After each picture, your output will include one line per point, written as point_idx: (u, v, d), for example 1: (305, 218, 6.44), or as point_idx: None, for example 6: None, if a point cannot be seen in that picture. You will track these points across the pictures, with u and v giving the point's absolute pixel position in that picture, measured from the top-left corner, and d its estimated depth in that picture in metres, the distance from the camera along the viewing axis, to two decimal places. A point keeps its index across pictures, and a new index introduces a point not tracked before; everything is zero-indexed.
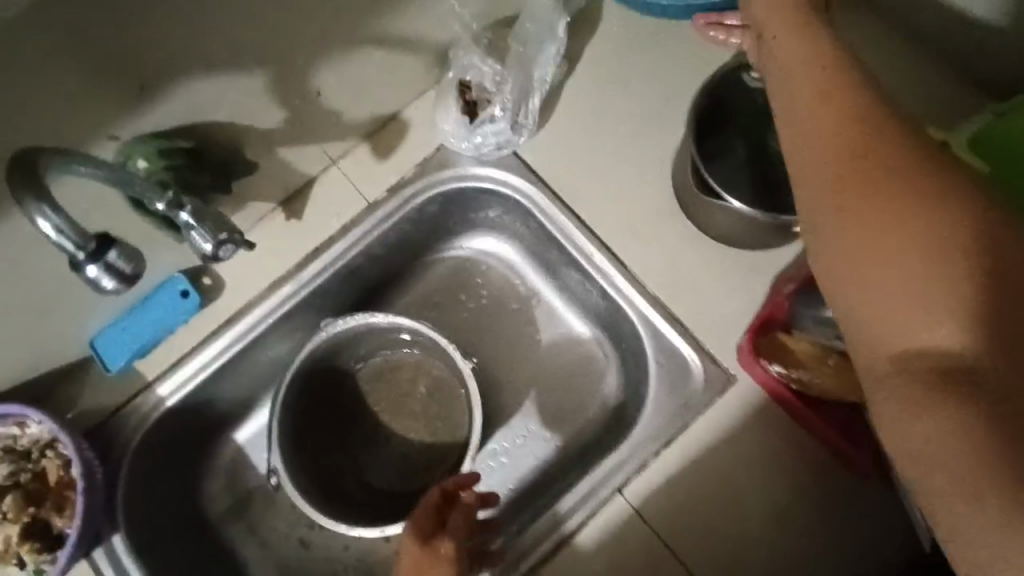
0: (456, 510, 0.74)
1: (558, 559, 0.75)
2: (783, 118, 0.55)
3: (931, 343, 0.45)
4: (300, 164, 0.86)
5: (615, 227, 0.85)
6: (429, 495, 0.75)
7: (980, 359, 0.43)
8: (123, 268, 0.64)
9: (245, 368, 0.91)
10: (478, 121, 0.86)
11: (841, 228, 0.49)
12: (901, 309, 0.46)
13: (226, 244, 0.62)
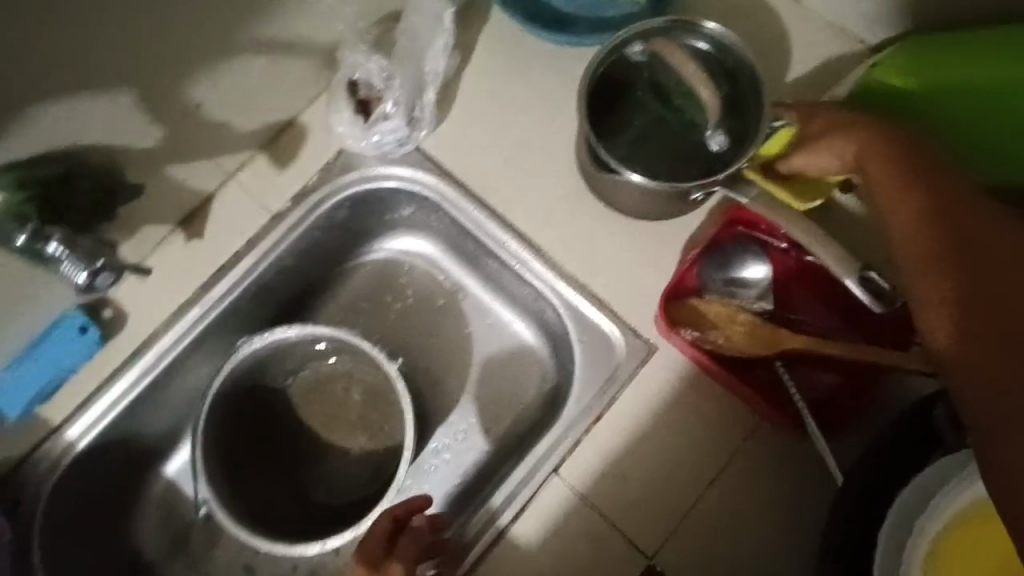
0: (407, 538, 0.72)
1: (505, 543, 0.75)
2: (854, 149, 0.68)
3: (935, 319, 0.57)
4: (192, 181, 0.82)
5: (526, 213, 0.85)
6: (380, 522, 0.73)
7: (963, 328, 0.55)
8: None
9: (162, 398, 0.87)
10: (373, 120, 0.84)
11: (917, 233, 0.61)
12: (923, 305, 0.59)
13: (99, 272, 0.70)
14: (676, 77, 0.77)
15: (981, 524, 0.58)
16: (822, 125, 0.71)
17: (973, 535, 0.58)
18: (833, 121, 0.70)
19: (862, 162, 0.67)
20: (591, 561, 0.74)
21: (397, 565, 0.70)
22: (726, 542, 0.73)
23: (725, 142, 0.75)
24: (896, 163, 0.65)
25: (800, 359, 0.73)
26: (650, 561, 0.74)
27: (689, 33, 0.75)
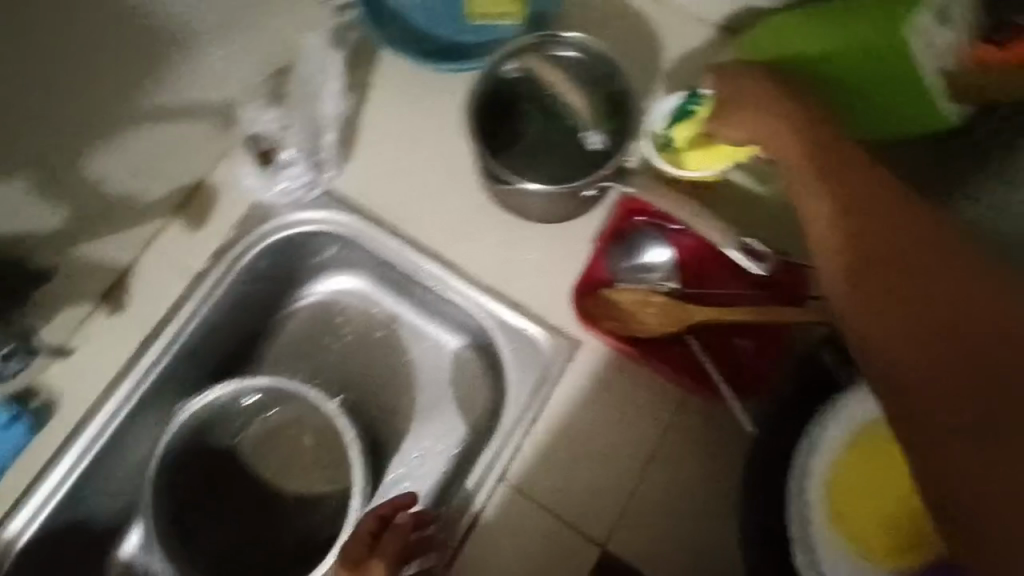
0: (391, 534, 0.73)
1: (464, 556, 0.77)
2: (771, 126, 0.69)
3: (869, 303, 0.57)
4: (104, 255, 0.83)
5: (440, 235, 0.89)
6: (368, 521, 0.75)
7: (902, 314, 0.55)
8: None
9: (108, 474, 0.86)
10: (275, 168, 0.89)
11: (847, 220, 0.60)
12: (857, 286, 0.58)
13: (8, 359, 0.78)
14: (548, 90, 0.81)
15: (865, 448, 0.63)
16: (734, 95, 0.73)
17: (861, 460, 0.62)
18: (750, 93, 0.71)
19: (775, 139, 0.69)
20: (548, 559, 0.76)
21: (380, 563, 0.72)
22: (673, 517, 0.76)
23: (603, 140, 0.80)
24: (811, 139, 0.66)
25: (706, 329, 0.78)
26: (603, 548, 0.76)
27: (553, 45, 0.80)
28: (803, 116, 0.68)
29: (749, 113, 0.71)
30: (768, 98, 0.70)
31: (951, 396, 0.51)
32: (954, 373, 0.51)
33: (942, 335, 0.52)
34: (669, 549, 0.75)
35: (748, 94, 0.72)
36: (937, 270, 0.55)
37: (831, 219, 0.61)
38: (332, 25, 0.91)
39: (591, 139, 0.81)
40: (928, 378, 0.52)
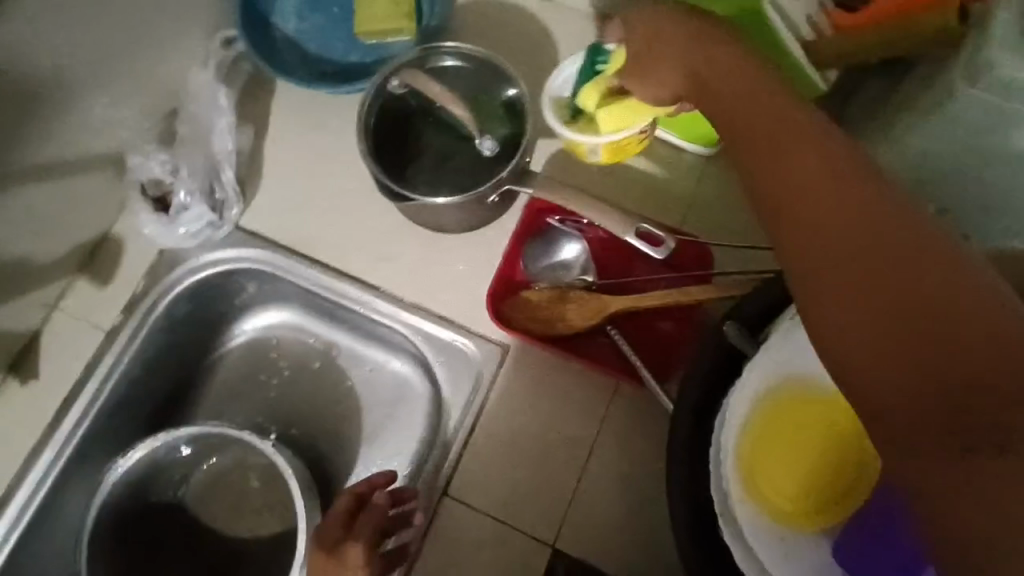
0: (368, 513, 0.70)
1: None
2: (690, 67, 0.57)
3: (810, 269, 0.42)
4: (9, 324, 0.81)
5: (357, 258, 0.88)
6: (342, 500, 0.71)
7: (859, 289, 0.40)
8: None
9: (43, 548, 0.83)
10: (173, 212, 0.85)
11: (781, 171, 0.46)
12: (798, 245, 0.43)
13: None
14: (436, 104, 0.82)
15: (780, 408, 0.62)
16: (646, 40, 0.61)
17: (776, 423, 0.62)
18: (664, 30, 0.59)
19: (697, 81, 0.56)
20: (499, 566, 0.76)
21: (355, 546, 0.68)
22: (618, 507, 0.77)
23: (492, 145, 0.79)
24: (736, 79, 0.53)
25: (625, 317, 0.80)
26: (553, 548, 0.76)
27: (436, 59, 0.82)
28: (719, 55, 0.55)
29: (664, 56, 0.59)
30: (681, 36, 0.58)
31: (913, 393, 0.37)
32: (905, 362, 0.38)
33: (913, 322, 0.38)
34: (617, 538, 0.76)
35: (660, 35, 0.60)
36: (901, 238, 0.40)
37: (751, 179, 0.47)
38: (220, 61, 0.90)
39: (484, 145, 0.80)
40: (883, 383, 0.38)
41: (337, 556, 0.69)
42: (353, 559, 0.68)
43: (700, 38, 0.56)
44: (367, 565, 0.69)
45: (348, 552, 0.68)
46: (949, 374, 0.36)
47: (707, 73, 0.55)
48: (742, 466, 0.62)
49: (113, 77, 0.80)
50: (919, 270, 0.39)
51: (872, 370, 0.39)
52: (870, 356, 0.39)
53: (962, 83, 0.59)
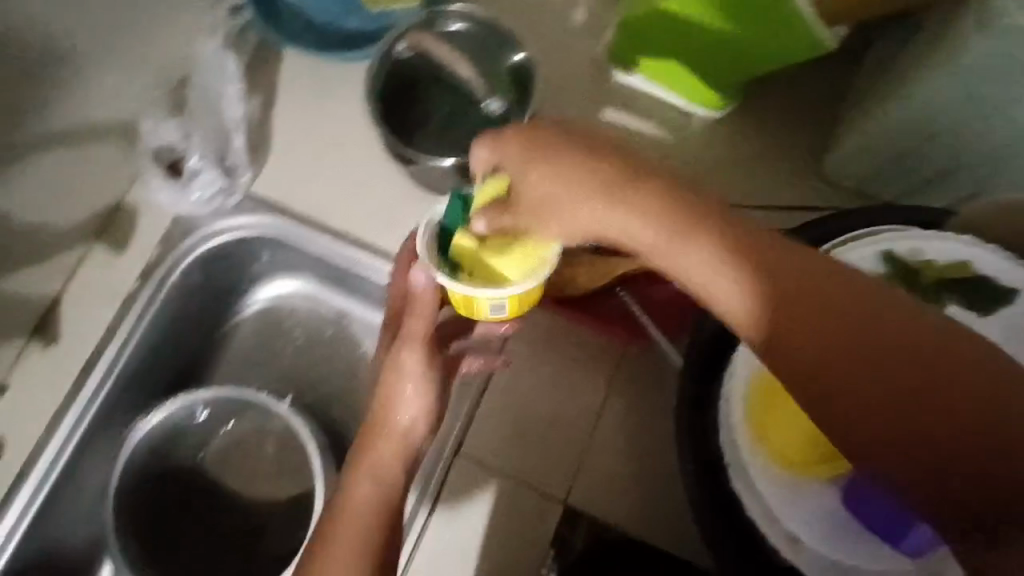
0: (412, 306, 0.70)
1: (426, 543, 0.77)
2: (594, 214, 0.58)
3: (811, 353, 0.48)
4: (27, 289, 0.82)
5: (368, 225, 0.89)
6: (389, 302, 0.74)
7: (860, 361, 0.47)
8: None
9: (67, 507, 0.86)
10: (186, 179, 0.87)
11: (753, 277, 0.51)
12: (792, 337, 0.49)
13: None
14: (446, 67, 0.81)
15: None
16: (537, 184, 0.61)
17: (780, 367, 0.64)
18: (554, 176, 0.60)
19: (609, 227, 0.58)
20: (513, 526, 0.77)
21: (408, 346, 0.70)
22: (628, 466, 0.78)
23: (502, 105, 0.80)
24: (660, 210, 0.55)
25: (636, 279, 0.79)
26: (566, 503, 0.78)
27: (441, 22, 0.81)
28: (628, 194, 0.56)
29: (561, 204, 0.60)
30: (572, 184, 0.59)
31: (929, 432, 0.45)
32: (917, 412, 0.45)
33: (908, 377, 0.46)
34: (627, 496, 0.77)
35: (553, 172, 0.60)
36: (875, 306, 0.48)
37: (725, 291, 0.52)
38: (229, 30, 0.90)
39: (491, 106, 0.81)
40: (907, 434, 0.45)
41: (392, 357, 0.70)
42: (409, 362, 0.69)
43: (599, 176, 0.58)
44: (425, 368, 0.70)
45: (401, 353, 0.69)
46: (944, 393, 0.45)
47: (617, 222, 0.57)
48: (752, 417, 0.63)
49: (126, 44, 0.81)
50: (898, 331, 0.47)
51: (891, 424, 0.46)
52: (884, 415, 0.46)
53: (973, 34, 0.61)
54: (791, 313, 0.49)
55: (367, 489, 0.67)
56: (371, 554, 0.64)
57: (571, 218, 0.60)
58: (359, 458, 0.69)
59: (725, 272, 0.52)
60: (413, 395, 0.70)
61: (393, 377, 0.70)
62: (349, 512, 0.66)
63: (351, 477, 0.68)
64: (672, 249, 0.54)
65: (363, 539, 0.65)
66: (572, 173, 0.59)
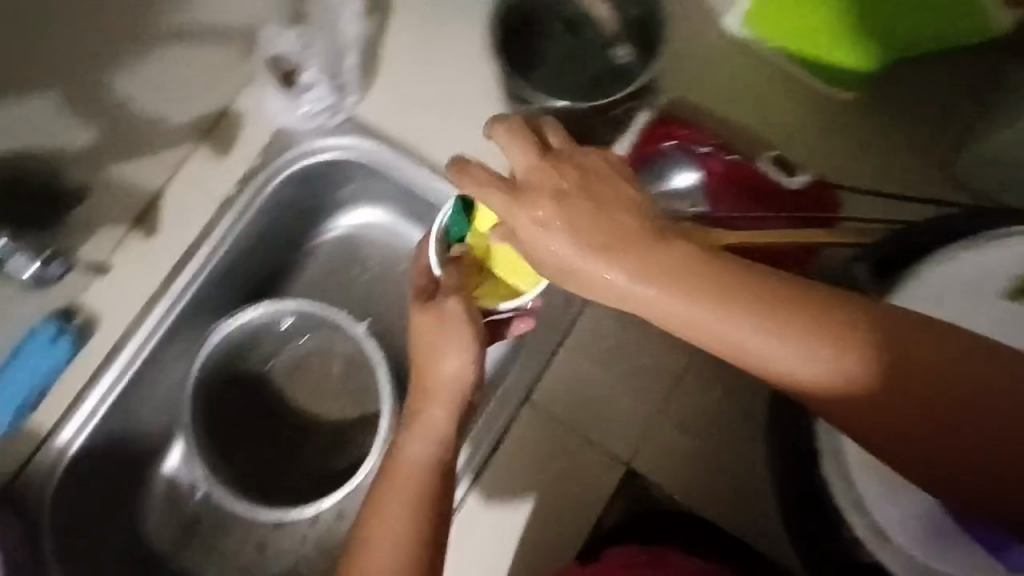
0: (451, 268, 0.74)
1: (490, 477, 0.78)
2: (624, 285, 0.54)
3: (853, 394, 0.54)
4: (136, 178, 0.85)
5: (463, 162, 0.89)
6: (417, 279, 0.75)
7: (889, 386, 0.53)
8: None
9: (146, 393, 0.90)
10: (297, 90, 0.89)
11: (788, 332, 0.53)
12: (834, 385, 0.54)
13: (50, 262, 0.72)
14: (574, 7, 0.80)
15: None
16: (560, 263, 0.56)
17: None
18: (577, 250, 0.55)
19: (646, 299, 0.54)
20: (570, 477, 0.79)
21: (451, 296, 0.71)
22: (691, 436, 0.79)
23: (629, 53, 0.77)
24: (683, 276, 0.53)
25: None
26: (627, 466, 0.79)
27: None
28: (654, 256, 0.54)
29: (598, 284, 0.55)
30: (598, 257, 0.54)
31: (945, 436, 0.54)
32: (933, 423, 0.54)
33: (923, 389, 0.53)
34: (679, 466, 0.79)
35: (566, 239, 0.55)
36: (890, 330, 0.54)
37: (770, 352, 0.53)
38: None
39: (619, 53, 0.78)
40: (928, 444, 0.54)
41: (437, 309, 0.70)
42: (453, 313, 0.70)
43: (615, 245, 0.54)
44: (466, 319, 0.70)
45: (447, 305, 0.70)
46: (945, 394, 0.53)
47: (654, 294, 0.54)
48: None
49: None
50: (908, 350, 0.54)
51: (913, 437, 0.54)
52: (910, 428, 0.54)
53: None
54: (826, 361, 0.53)
55: (419, 440, 0.69)
56: (431, 514, 0.66)
57: (602, 288, 0.55)
58: (411, 410, 0.70)
59: (764, 334, 0.53)
60: (457, 346, 0.69)
61: (435, 328, 0.70)
62: (405, 460, 0.68)
63: (405, 427, 0.70)
64: (712, 321, 0.53)
65: (420, 485, 0.66)
66: (585, 234, 0.55)
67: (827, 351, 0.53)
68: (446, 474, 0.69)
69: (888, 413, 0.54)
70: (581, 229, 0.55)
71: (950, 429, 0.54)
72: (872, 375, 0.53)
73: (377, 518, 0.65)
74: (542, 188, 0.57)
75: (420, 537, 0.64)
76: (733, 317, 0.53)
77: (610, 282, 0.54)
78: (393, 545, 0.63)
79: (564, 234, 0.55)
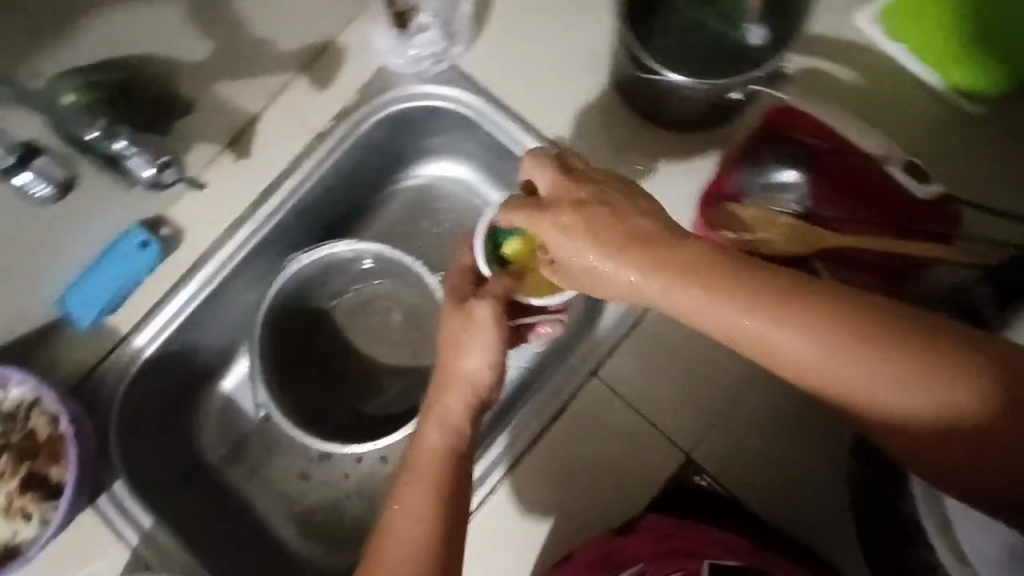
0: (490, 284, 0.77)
1: (530, 460, 0.80)
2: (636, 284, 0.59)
3: (876, 399, 0.52)
4: (238, 99, 0.85)
5: (560, 128, 0.87)
6: (459, 282, 0.79)
7: (914, 396, 0.51)
8: (57, 174, 0.66)
9: (217, 312, 0.92)
10: (410, 32, 0.89)
11: (797, 333, 0.53)
12: (849, 388, 0.52)
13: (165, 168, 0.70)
14: None
15: None
16: (580, 270, 0.64)
17: None
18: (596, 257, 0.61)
19: (657, 296, 0.58)
20: (624, 458, 0.79)
21: (487, 304, 0.73)
22: (754, 437, 0.79)
23: (763, 36, 0.74)
24: (689, 277, 0.56)
25: (839, 259, 0.74)
26: (687, 456, 0.79)
27: None
28: (665, 260, 0.57)
29: (611, 285, 0.63)
30: (610, 265, 0.61)
31: (975, 451, 0.51)
32: (961, 438, 0.51)
33: (952, 402, 0.50)
34: (736, 462, 0.78)
35: (589, 244, 0.61)
36: (920, 337, 0.50)
37: (776, 352, 0.54)
38: None
39: (750, 36, 0.75)
40: (957, 458, 0.51)
41: (465, 314, 0.73)
42: (482, 316, 0.72)
43: (627, 250, 0.59)
44: (495, 321, 0.72)
45: (475, 308, 0.72)
46: (979, 408, 0.50)
47: (667, 299, 0.58)
48: None
49: None
50: (940, 359, 0.50)
51: (939, 449, 0.52)
52: (936, 440, 0.51)
53: None
54: (842, 365, 0.52)
55: (434, 430, 0.70)
56: (446, 502, 0.65)
57: (619, 290, 0.62)
58: (427, 406, 0.71)
59: (771, 335, 0.54)
60: (482, 347, 0.71)
61: (463, 330, 0.72)
62: (422, 451, 0.69)
63: (423, 419, 0.71)
64: (717, 318, 0.55)
65: (436, 476, 0.67)
66: (603, 236, 0.61)
67: (842, 354, 0.51)
68: (463, 465, 0.69)
69: (908, 423, 0.52)
70: (599, 234, 0.61)
71: (982, 445, 0.50)
72: (898, 384, 0.51)
73: (398, 505, 0.65)
74: (564, 198, 0.64)
75: (434, 527, 0.64)
76: (739, 314, 0.54)
77: (629, 279, 0.60)
78: (414, 530, 0.63)
79: (581, 244, 0.62)
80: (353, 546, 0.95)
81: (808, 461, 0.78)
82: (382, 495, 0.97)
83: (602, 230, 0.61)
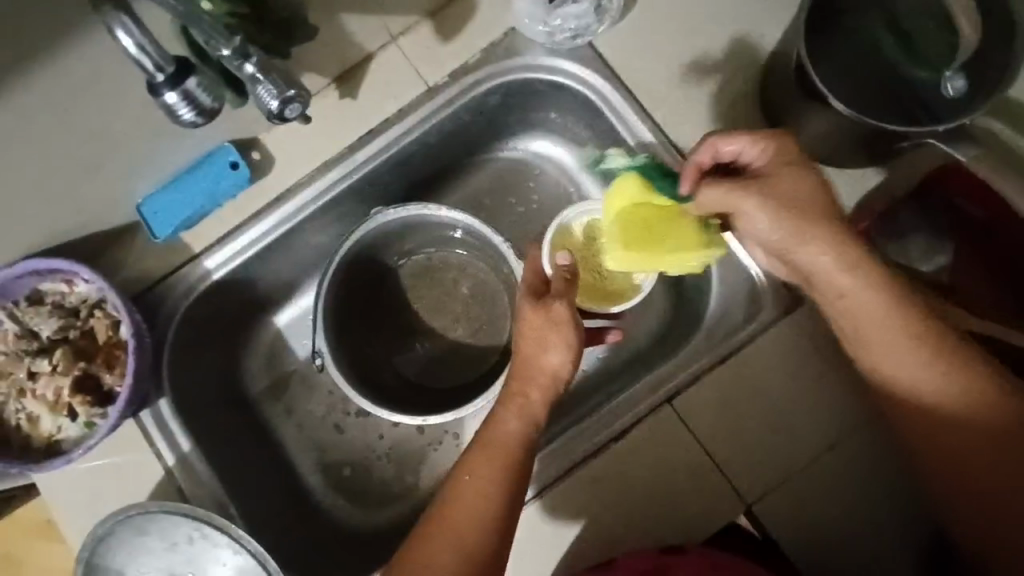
0: (560, 283, 0.72)
1: (569, 483, 0.76)
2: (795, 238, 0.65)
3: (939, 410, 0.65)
4: (359, 35, 0.80)
5: (688, 135, 0.80)
6: (529, 279, 0.73)
7: (965, 424, 0.65)
8: (205, 101, 0.58)
9: (289, 248, 0.88)
10: (558, 2, 0.83)
11: (912, 337, 0.64)
12: (926, 396, 0.65)
13: (292, 102, 0.58)
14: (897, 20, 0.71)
15: None
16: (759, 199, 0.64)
17: None
18: (784, 191, 0.64)
19: (809, 255, 0.64)
20: (679, 493, 0.76)
21: (562, 302, 0.68)
22: (820, 503, 0.74)
23: (962, 86, 0.66)
24: (846, 251, 0.64)
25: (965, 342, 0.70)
26: (748, 507, 0.75)
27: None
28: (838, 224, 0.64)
29: (774, 212, 0.64)
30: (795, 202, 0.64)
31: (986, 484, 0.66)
32: (980, 470, 0.65)
33: (992, 440, 0.64)
34: (794, 525, 0.74)
35: (778, 182, 0.65)
36: (989, 387, 0.64)
37: (890, 343, 0.64)
38: None
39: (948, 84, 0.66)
40: (967, 484, 0.66)
41: (545, 310, 0.67)
42: (558, 312, 0.67)
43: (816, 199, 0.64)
44: (574, 323, 0.67)
45: (553, 304, 0.67)
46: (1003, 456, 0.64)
47: (819, 258, 0.64)
48: None
49: None
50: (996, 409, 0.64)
51: (960, 471, 0.66)
52: (959, 463, 0.66)
53: None
54: (930, 375, 0.64)
55: (514, 419, 0.66)
56: (502, 495, 0.62)
57: (786, 220, 0.64)
58: (506, 393, 0.67)
59: (890, 328, 0.64)
60: (562, 344, 0.66)
61: (541, 326, 0.67)
62: (496, 434, 0.65)
63: (500, 403, 0.67)
64: (856, 293, 0.64)
65: (513, 462, 0.63)
66: (793, 186, 0.65)
67: (936, 368, 0.64)
68: (534, 456, 0.66)
69: (947, 441, 0.66)
70: (794, 182, 0.65)
71: (990, 480, 0.65)
72: (962, 405, 0.64)
73: (469, 477, 0.63)
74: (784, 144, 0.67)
75: (506, 497, 0.62)
76: (876, 298, 0.64)
77: (782, 237, 0.65)
78: (479, 509, 0.61)
79: (777, 177, 0.65)
80: (376, 507, 0.94)
81: (873, 543, 0.73)
82: (412, 464, 0.95)
83: (798, 180, 0.65)
